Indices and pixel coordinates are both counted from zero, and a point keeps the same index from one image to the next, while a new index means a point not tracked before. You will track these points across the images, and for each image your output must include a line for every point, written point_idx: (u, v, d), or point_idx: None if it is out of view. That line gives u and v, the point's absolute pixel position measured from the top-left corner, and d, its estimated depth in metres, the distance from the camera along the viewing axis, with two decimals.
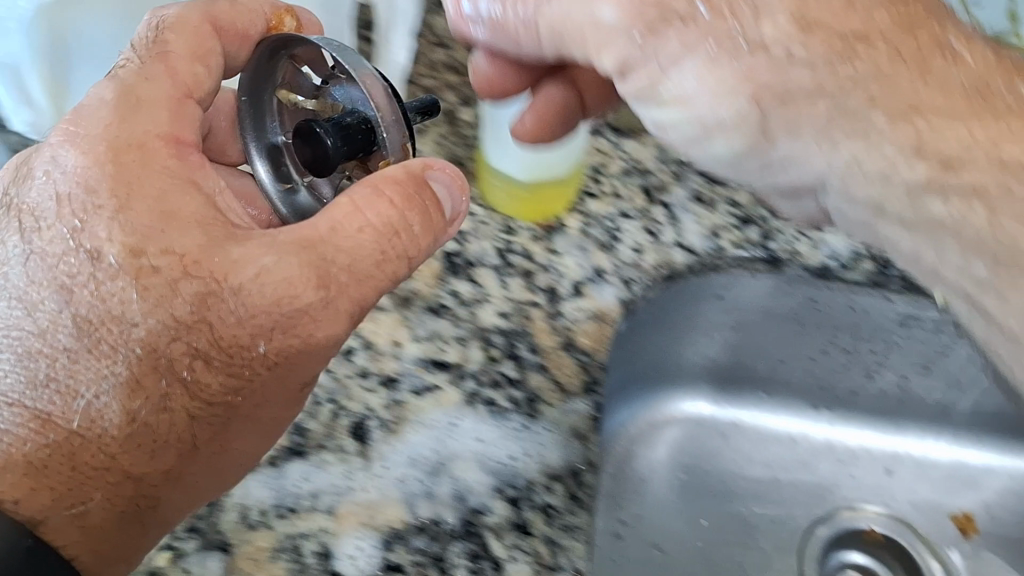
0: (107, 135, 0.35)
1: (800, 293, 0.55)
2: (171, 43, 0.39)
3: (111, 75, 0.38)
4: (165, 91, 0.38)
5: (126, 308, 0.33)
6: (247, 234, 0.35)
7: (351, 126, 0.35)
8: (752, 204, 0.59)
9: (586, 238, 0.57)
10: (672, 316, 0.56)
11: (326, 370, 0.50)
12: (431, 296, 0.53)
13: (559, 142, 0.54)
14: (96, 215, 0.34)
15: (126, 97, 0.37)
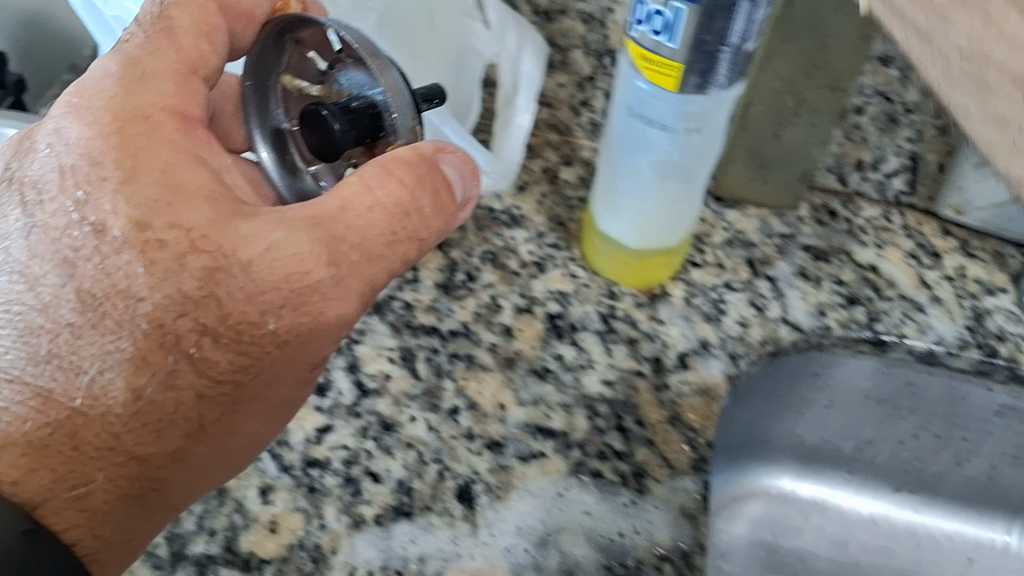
0: (112, 106, 0.32)
1: (898, 377, 0.54)
2: (176, 18, 0.35)
3: (115, 48, 0.34)
4: (168, 64, 0.34)
5: (132, 282, 0.30)
6: (255, 209, 0.32)
7: (357, 111, 0.33)
8: (858, 282, 0.55)
9: (691, 308, 0.54)
10: (777, 393, 0.55)
11: (432, 430, 0.48)
12: (535, 358, 0.51)
13: (675, 211, 0.51)
14: (101, 186, 0.31)
15: (131, 70, 0.33)
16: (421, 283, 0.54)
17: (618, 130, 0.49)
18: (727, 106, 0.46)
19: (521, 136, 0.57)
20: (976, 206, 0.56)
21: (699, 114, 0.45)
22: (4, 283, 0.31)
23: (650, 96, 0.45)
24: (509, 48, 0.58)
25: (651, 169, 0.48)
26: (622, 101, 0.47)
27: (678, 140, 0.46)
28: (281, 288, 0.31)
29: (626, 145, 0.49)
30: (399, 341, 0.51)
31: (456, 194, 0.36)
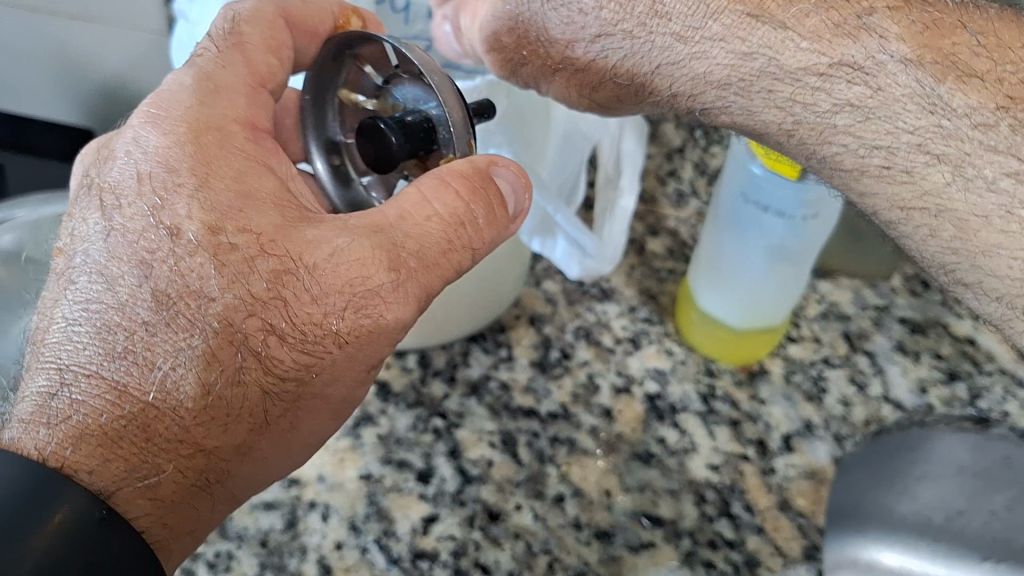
0: (187, 116, 0.33)
1: (993, 450, 0.50)
2: (246, 34, 0.36)
3: (188, 62, 0.35)
4: (240, 76, 0.35)
5: (204, 282, 0.30)
6: (321, 218, 0.32)
7: (412, 124, 0.33)
8: (956, 356, 0.55)
9: (791, 387, 0.53)
10: (876, 465, 0.51)
11: (539, 518, 0.47)
12: (637, 442, 0.50)
13: (782, 292, 0.51)
14: (177, 193, 0.31)
15: (203, 82, 0.34)
16: (517, 362, 0.54)
17: (729, 213, 0.49)
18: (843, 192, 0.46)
19: (623, 222, 0.53)
20: None
21: (818, 202, 0.45)
22: (84, 283, 0.31)
23: (766, 182, 0.45)
24: (611, 130, 0.52)
25: (764, 253, 0.48)
26: (734, 185, 0.48)
27: (795, 227, 0.46)
28: (343, 293, 0.31)
29: (738, 230, 0.49)
30: (499, 424, 0.51)
31: (508, 208, 0.35)
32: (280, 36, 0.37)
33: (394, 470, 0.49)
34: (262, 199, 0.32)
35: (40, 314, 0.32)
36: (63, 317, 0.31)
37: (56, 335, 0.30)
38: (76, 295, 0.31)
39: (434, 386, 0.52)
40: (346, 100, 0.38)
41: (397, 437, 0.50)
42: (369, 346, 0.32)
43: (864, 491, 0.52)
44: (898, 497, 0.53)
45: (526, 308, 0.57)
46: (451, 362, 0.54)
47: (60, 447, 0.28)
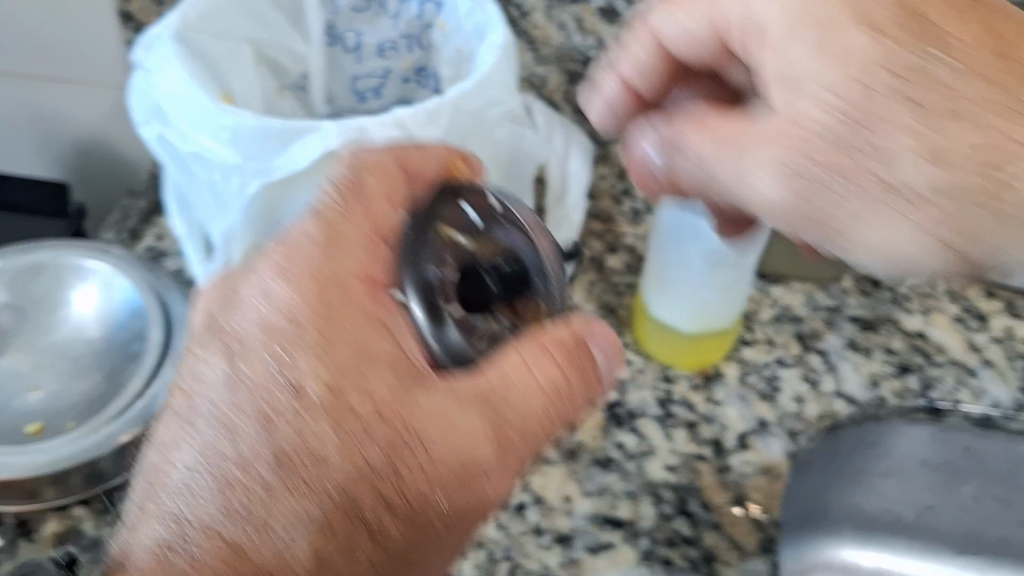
0: (316, 270, 0.34)
1: (955, 441, 0.59)
2: (370, 185, 0.37)
3: (317, 213, 0.36)
4: (364, 228, 0.35)
5: (323, 446, 0.32)
6: (432, 377, 0.33)
7: (509, 273, 0.36)
8: (908, 349, 0.60)
9: (746, 388, 0.59)
10: (845, 463, 0.58)
11: (502, 527, 0.52)
12: (598, 448, 0.55)
13: (725, 295, 0.56)
14: (303, 352, 0.32)
15: (328, 235, 0.35)
16: None
17: (672, 220, 0.55)
18: None
19: (574, 234, 0.55)
20: None
21: None
22: (209, 435, 0.33)
23: (702, 190, 0.51)
24: (559, 150, 0.56)
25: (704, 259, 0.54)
26: (671, 202, 0.54)
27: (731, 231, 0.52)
28: (451, 469, 0.32)
29: (681, 235, 0.55)
30: None
31: (602, 376, 0.35)
32: (391, 178, 0.37)
33: None
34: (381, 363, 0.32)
35: (165, 438, 0.35)
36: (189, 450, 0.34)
37: (181, 481, 0.33)
38: (197, 443, 0.33)
39: None
40: (442, 236, 0.37)
41: None
42: (468, 517, 0.33)
43: (831, 492, 0.59)
44: (864, 495, 0.60)
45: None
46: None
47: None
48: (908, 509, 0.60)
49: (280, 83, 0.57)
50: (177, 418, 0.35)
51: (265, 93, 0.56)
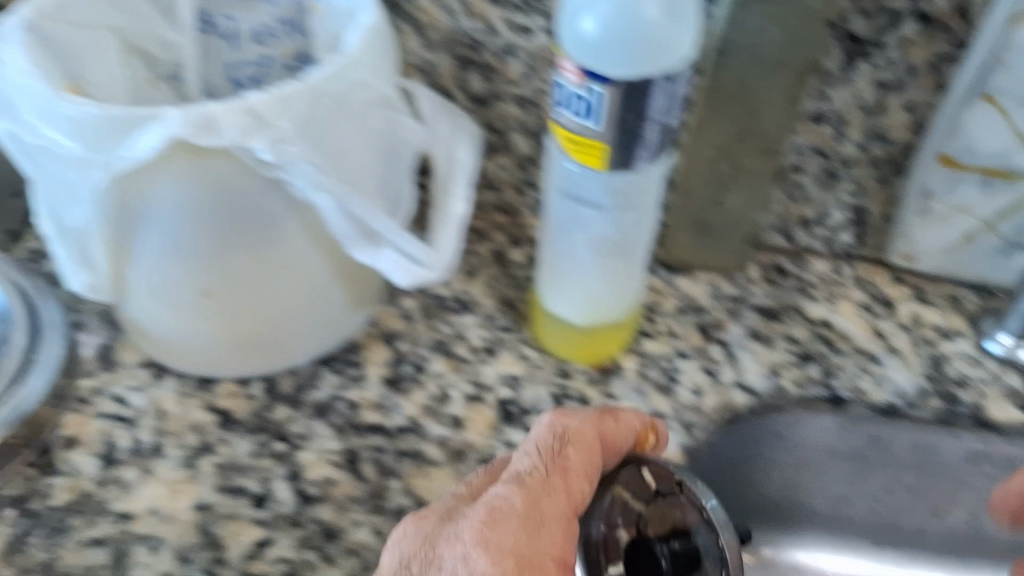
0: (513, 550, 0.37)
1: (864, 431, 0.56)
2: (570, 458, 0.41)
3: (517, 477, 0.40)
4: (561, 507, 0.40)
5: None
6: None
7: (681, 552, 0.43)
8: (811, 339, 0.59)
9: (644, 381, 0.57)
10: (746, 456, 0.57)
11: (378, 532, 0.50)
12: (486, 448, 0.53)
13: (617, 286, 0.54)
14: None
15: (531, 508, 0.39)
16: (367, 380, 0.56)
17: (552, 213, 0.50)
18: (655, 179, 0.48)
19: (458, 229, 0.52)
20: (926, 252, 0.60)
21: (629, 190, 0.47)
22: None
23: (582, 177, 0.47)
24: (442, 138, 0.53)
25: (589, 248, 0.50)
26: (553, 183, 0.49)
27: (612, 217, 0.49)
28: None
29: (563, 229, 0.50)
30: (343, 443, 0.53)
31: None
32: (586, 441, 0.42)
33: (230, 497, 0.51)
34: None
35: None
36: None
37: None
38: None
39: (278, 410, 0.54)
40: (617, 495, 0.45)
41: (235, 465, 0.52)
42: None
43: (730, 498, 0.57)
44: (773, 484, 0.58)
45: (379, 326, 0.59)
46: (297, 385, 0.56)
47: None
48: (818, 501, 0.59)
49: (154, 72, 0.56)
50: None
51: (135, 83, 0.56)
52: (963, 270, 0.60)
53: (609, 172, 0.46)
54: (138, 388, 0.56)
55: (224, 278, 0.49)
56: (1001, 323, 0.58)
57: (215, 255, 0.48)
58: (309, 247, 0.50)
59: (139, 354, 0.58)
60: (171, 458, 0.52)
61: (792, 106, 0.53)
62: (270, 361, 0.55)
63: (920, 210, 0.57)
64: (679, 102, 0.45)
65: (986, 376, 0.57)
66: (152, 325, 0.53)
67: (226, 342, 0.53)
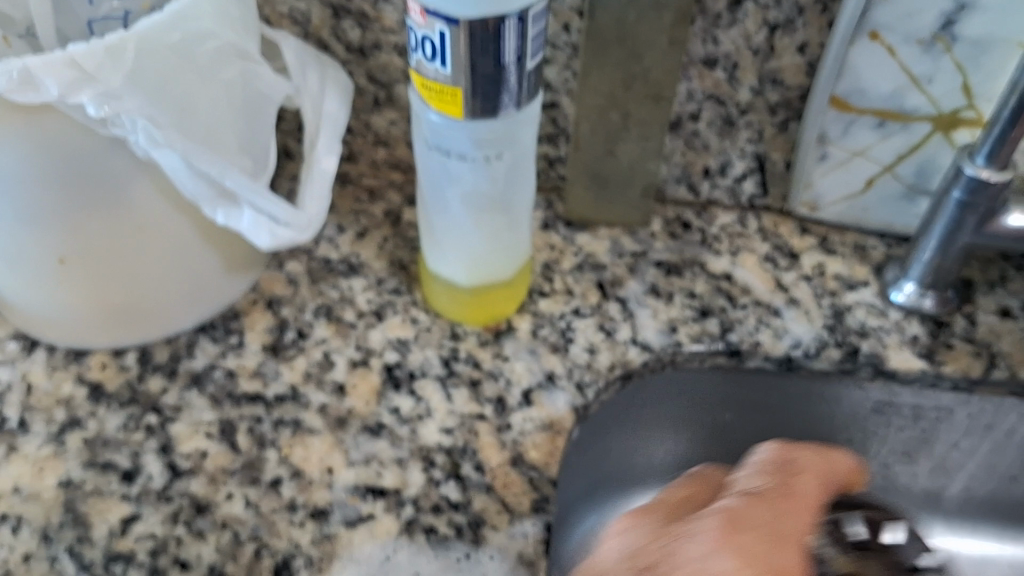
0: (761, 532, 0.38)
1: (756, 379, 0.56)
2: (800, 484, 0.43)
3: (748, 491, 0.41)
4: (796, 526, 0.40)
5: None
6: None
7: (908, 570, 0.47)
8: (710, 293, 0.57)
9: (537, 341, 0.55)
10: (640, 410, 0.57)
11: (250, 505, 0.48)
12: (369, 414, 0.51)
13: (501, 242, 0.51)
14: None
15: (772, 516, 0.40)
16: (247, 348, 0.54)
17: (421, 165, 0.48)
18: (523, 129, 0.46)
19: (325, 185, 0.50)
20: (827, 200, 0.58)
21: (495, 139, 0.45)
22: None
23: (446, 128, 0.45)
24: (310, 87, 0.51)
25: (462, 202, 0.48)
26: (419, 135, 0.47)
27: (480, 169, 0.46)
28: None
29: (432, 181, 0.48)
30: (219, 414, 0.51)
31: None
32: (819, 488, 0.43)
33: (96, 473, 0.49)
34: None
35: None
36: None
37: None
38: None
39: (153, 382, 0.53)
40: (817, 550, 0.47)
41: (104, 439, 0.50)
42: None
43: (630, 452, 0.58)
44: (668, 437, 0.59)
45: (263, 292, 0.57)
46: (174, 356, 0.54)
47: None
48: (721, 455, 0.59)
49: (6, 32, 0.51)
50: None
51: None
52: (867, 218, 0.59)
53: (470, 119, 0.43)
54: (6, 362, 0.54)
55: (82, 246, 0.47)
56: (903, 271, 0.56)
57: (67, 222, 0.45)
58: (168, 208, 0.48)
59: (10, 327, 0.56)
60: (37, 434, 0.50)
61: (676, 47, 0.50)
62: (141, 332, 0.53)
63: (817, 156, 0.56)
64: (536, 42, 0.42)
65: (889, 325, 0.55)
66: (15, 298, 0.51)
67: (93, 312, 0.51)
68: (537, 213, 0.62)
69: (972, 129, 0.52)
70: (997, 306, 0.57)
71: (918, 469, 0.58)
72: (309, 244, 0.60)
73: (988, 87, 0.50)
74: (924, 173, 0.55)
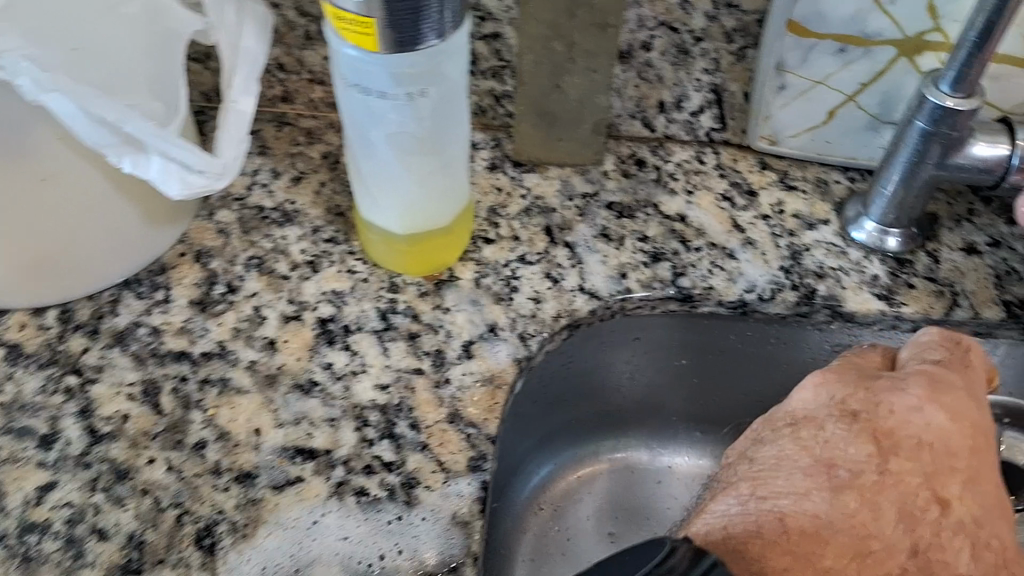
0: (964, 375, 0.42)
1: (707, 322, 0.55)
2: (972, 359, 0.43)
3: (926, 355, 0.44)
4: (969, 383, 0.42)
5: (892, 496, 0.37)
6: (981, 482, 0.39)
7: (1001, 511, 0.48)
8: (664, 236, 0.55)
9: (479, 290, 0.53)
10: (591, 354, 0.56)
11: (173, 469, 0.45)
12: (300, 372, 0.49)
13: (437, 189, 0.47)
14: (917, 412, 0.40)
15: (956, 361, 0.43)
16: (174, 303, 0.51)
17: (342, 103, 0.44)
18: (450, 63, 0.42)
19: (243, 128, 0.47)
20: (788, 133, 0.55)
21: (419, 75, 0.41)
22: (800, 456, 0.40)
23: (364, 63, 0.41)
24: (228, 23, 0.47)
25: (388, 145, 0.44)
26: (336, 72, 0.43)
27: (404, 108, 0.42)
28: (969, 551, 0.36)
29: (354, 122, 0.44)
30: (142, 374, 0.49)
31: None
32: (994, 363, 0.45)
33: (12, 439, 0.46)
34: (976, 473, 0.39)
35: (791, 480, 0.39)
36: (788, 488, 0.38)
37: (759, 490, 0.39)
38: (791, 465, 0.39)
39: (73, 341, 0.50)
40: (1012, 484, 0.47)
41: (22, 404, 0.48)
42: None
43: (584, 390, 0.59)
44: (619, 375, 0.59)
45: (192, 244, 0.54)
46: (96, 314, 0.51)
47: (693, 549, 0.36)
48: (675, 392, 0.62)
49: None
50: (802, 466, 0.39)
51: None
52: (830, 151, 0.56)
53: (388, 54, 0.39)
54: None
55: None
56: (865, 209, 0.53)
57: None
58: (71, 157, 0.44)
59: None
60: None
61: None
62: (61, 288, 0.50)
63: (777, 87, 0.52)
64: None
65: (849, 266, 0.53)
66: None
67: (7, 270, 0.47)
68: (484, 153, 0.59)
69: (938, 53, 0.48)
70: (963, 242, 0.54)
71: None
72: (242, 191, 0.56)
73: (954, 7, 0.46)
74: (889, 102, 0.52)
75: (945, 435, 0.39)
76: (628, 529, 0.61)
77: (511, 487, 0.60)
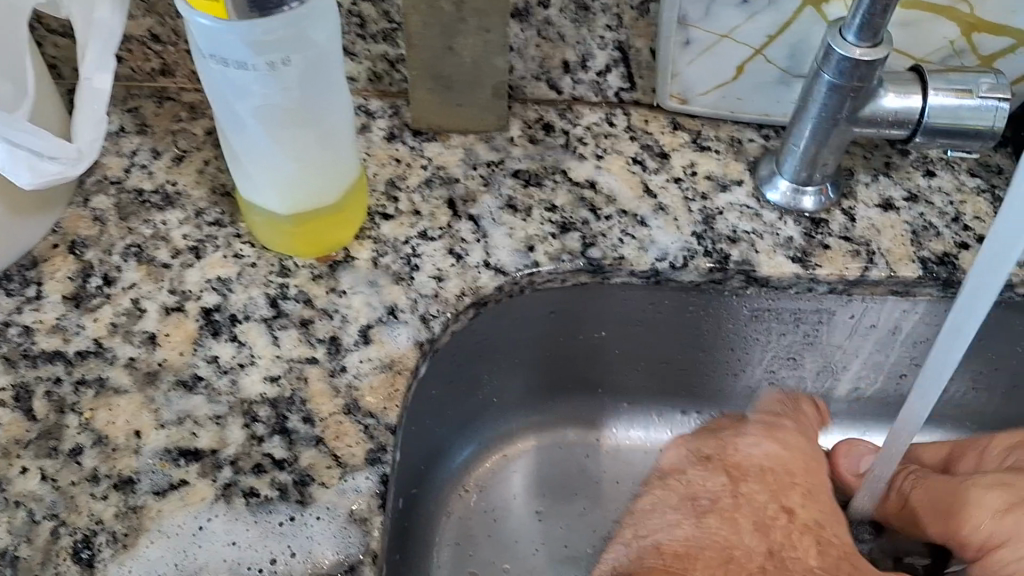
0: (803, 429, 0.57)
1: (626, 294, 0.53)
2: (808, 413, 0.58)
3: (771, 417, 0.58)
4: (804, 437, 0.56)
5: (741, 510, 0.53)
6: (831, 509, 0.52)
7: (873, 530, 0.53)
8: (573, 205, 0.52)
9: (377, 271, 0.50)
10: (504, 331, 0.54)
11: (46, 479, 0.42)
12: (184, 367, 0.46)
13: (317, 167, 0.44)
14: (759, 446, 0.56)
15: (800, 430, 0.57)
16: (47, 300, 0.48)
17: (203, 74, 0.41)
18: (312, 27, 0.39)
19: (100, 107, 0.45)
20: (697, 91, 0.53)
21: (278, 42, 0.38)
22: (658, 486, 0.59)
23: (219, 33, 0.37)
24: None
25: (257, 120, 0.41)
26: (193, 42, 0.39)
27: (267, 79, 0.39)
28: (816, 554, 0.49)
29: (218, 95, 0.41)
30: (14, 377, 0.45)
31: None
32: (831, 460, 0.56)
33: None
34: (812, 486, 0.54)
35: (664, 517, 0.55)
36: (664, 524, 0.54)
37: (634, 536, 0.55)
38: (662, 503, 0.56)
39: None
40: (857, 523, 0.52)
41: None
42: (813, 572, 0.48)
43: (498, 370, 0.56)
44: (535, 350, 0.57)
45: (67, 234, 0.51)
46: None
47: None
48: (598, 368, 0.59)
49: None
50: (674, 504, 0.55)
51: None
52: (742, 108, 0.53)
53: (240, 20, 0.36)
54: None
55: None
56: (778, 167, 0.51)
57: None
58: None
59: None
60: None
61: None
62: None
63: (680, 41, 0.49)
64: None
65: (762, 228, 0.50)
66: None
67: None
68: (381, 123, 0.56)
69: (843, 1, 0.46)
70: (880, 198, 0.52)
71: (806, 366, 0.58)
72: (120, 174, 0.53)
73: None
74: (797, 55, 0.49)
75: (781, 459, 0.55)
76: (557, 506, 0.60)
77: (433, 472, 0.56)
